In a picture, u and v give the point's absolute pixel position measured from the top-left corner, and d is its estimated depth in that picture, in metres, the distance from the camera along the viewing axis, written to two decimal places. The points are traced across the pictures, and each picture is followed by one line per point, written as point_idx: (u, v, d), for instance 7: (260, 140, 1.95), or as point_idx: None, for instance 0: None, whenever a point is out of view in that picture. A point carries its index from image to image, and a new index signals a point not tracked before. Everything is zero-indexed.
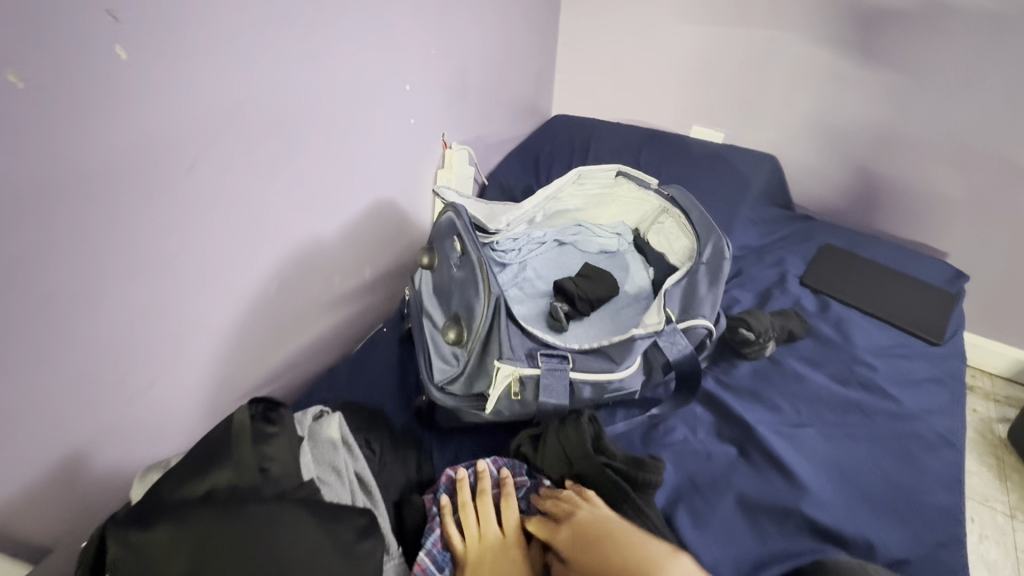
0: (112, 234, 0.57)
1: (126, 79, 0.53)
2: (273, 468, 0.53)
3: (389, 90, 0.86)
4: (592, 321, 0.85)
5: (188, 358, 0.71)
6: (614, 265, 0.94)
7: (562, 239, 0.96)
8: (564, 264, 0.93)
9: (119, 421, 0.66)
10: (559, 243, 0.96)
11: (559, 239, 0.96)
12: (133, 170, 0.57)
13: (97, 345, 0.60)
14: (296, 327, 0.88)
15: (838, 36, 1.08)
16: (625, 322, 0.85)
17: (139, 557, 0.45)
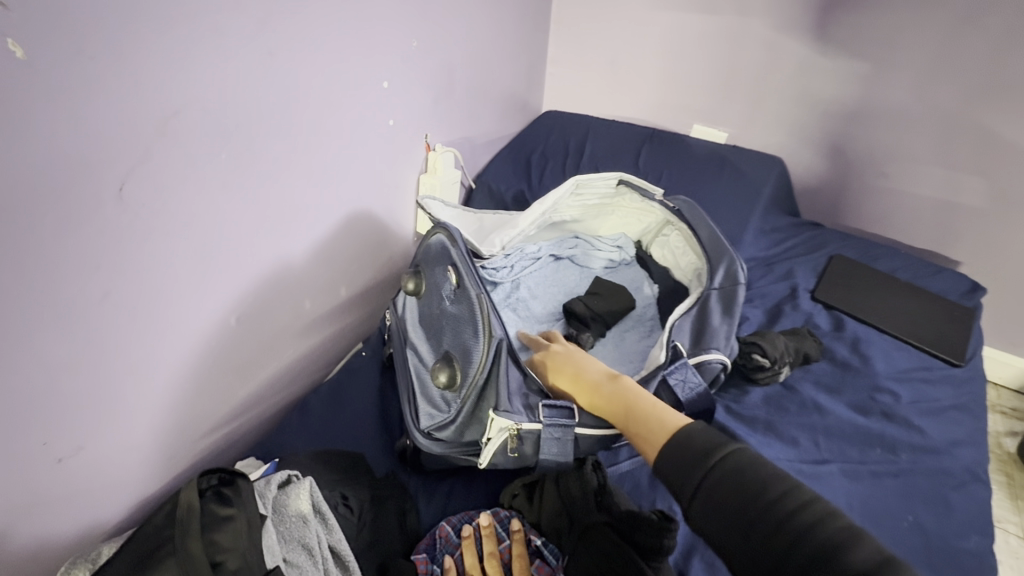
0: (19, 272, 0.47)
1: (37, 84, 0.43)
2: (227, 561, 0.45)
3: (365, 89, 0.77)
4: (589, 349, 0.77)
5: (133, 404, 0.62)
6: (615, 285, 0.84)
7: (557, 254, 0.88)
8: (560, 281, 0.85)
9: (47, 485, 0.56)
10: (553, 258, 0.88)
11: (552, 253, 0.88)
12: (45, 195, 0.46)
13: (10, 402, 0.50)
14: (264, 357, 0.79)
15: (843, 39, 1.05)
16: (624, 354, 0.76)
17: None
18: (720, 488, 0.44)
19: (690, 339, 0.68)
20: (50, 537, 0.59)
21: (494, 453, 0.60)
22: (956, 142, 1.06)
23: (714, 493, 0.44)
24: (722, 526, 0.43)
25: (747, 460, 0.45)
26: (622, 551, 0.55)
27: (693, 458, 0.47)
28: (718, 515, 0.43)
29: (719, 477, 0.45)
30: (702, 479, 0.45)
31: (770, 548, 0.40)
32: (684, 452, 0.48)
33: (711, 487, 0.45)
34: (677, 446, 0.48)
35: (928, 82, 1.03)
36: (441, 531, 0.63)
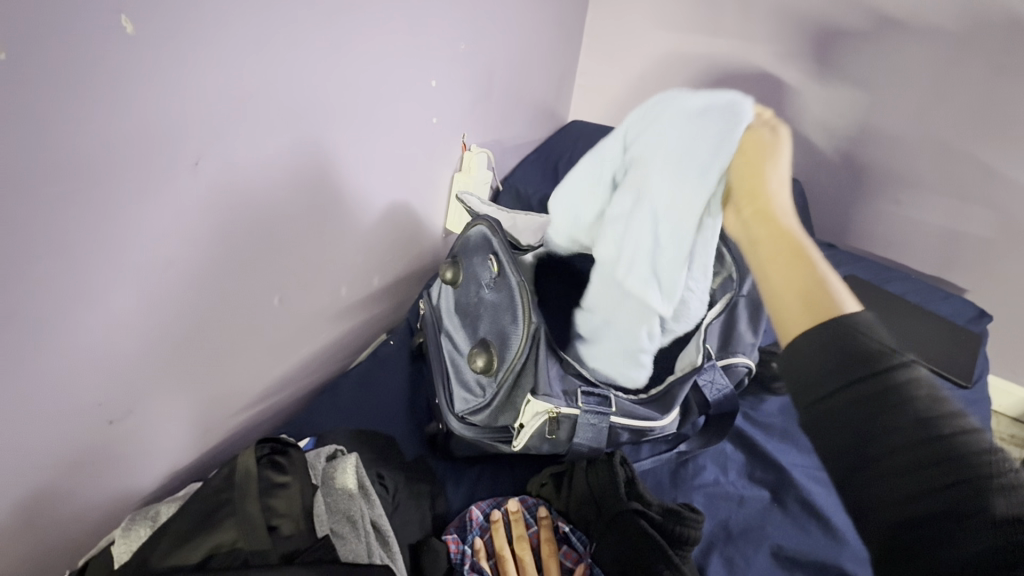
0: (96, 237, 0.49)
1: (134, 60, 0.46)
2: (284, 526, 0.46)
3: (411, 86, 0.79)
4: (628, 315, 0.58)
5: (178, 375, 0.64)
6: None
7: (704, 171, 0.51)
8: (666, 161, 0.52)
9: (98, 447, 0.58)
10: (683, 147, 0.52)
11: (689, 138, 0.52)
12: (128, 167, 0.49)
13: (71, 364, 0.52)
14: (300, 339, 0.81)
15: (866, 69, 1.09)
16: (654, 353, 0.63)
17: None
18: (885, 396, 0.37)
19: (719, 343, 0.71)
20: (95, 499, 0.61)
21: (530, 436, 0.63)
22: (972, 175, 1.09)
23: (864, 404, 0.38)
24: (851, 446, 0.38)
25: (923, 385, 0.38)
26: (653, 541, 0.57)
27: (856, 355, 0.39)
28: (872, 422, 0.37)
29: (887, 385, 0.37)
30: (862, 377, 0.38)
31: (924, 475, 0.35)
32: (840, 344, 0.39)
33: (866, 395, 0.38)
34: (849, 334, 0.39)
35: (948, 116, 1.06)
36: (470, 514, 0.64)
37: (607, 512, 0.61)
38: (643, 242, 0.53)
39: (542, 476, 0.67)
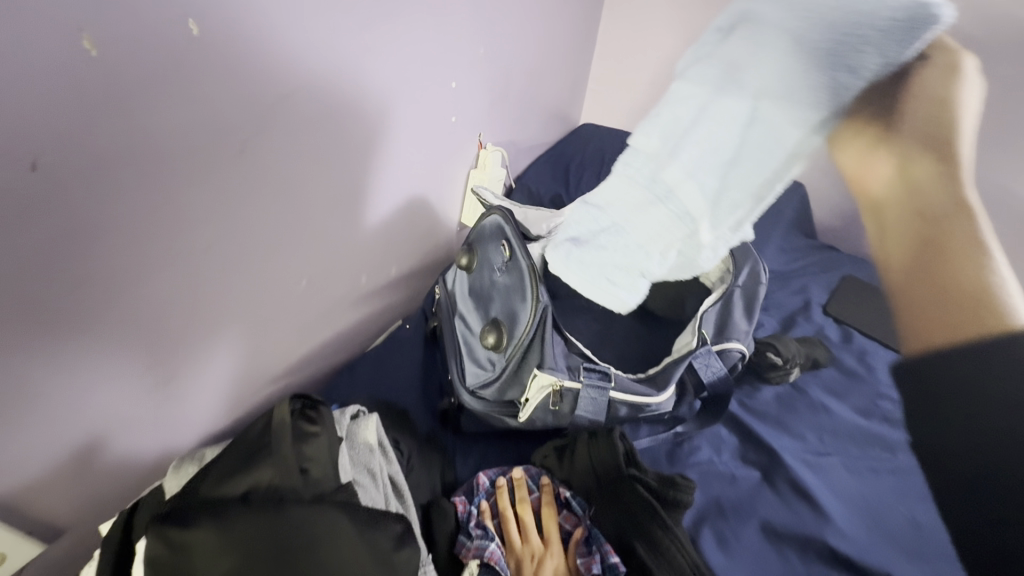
0: (155, 211, 0.56)
1: (195, 58, 0.52)
2: (314, 469, 0.52)
3: (432, 87, 0.85)
4: (648, 223, 0.56)
5: (215, 343, 0.70)
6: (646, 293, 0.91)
7: (856, 67, 0.39)
8: (807, 44, 0.41)
9: (144, 404, 0.65)
10: (838, 26, 0.40)
11: (853, 13, 0.39)
12: (185, 151, 0.55)
13: (127, 324, 0.58)
14: (323, 319, 0.87)
15: None
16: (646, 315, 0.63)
17: (180, 559, 0.43)
18: None
19: (714, 330, 0.76)
20: (139, 452, 0.67)
21: (534, 408, 0.69)
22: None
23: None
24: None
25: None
26: (648, 505, 0.63)
27: None
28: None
29: None
30: None
31: None
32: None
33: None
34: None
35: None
36: (478, 480, 0.69)
37: (607, 481, 0.66)
38: (723, 143, 0.48)
39: (549, 446, 0.72)
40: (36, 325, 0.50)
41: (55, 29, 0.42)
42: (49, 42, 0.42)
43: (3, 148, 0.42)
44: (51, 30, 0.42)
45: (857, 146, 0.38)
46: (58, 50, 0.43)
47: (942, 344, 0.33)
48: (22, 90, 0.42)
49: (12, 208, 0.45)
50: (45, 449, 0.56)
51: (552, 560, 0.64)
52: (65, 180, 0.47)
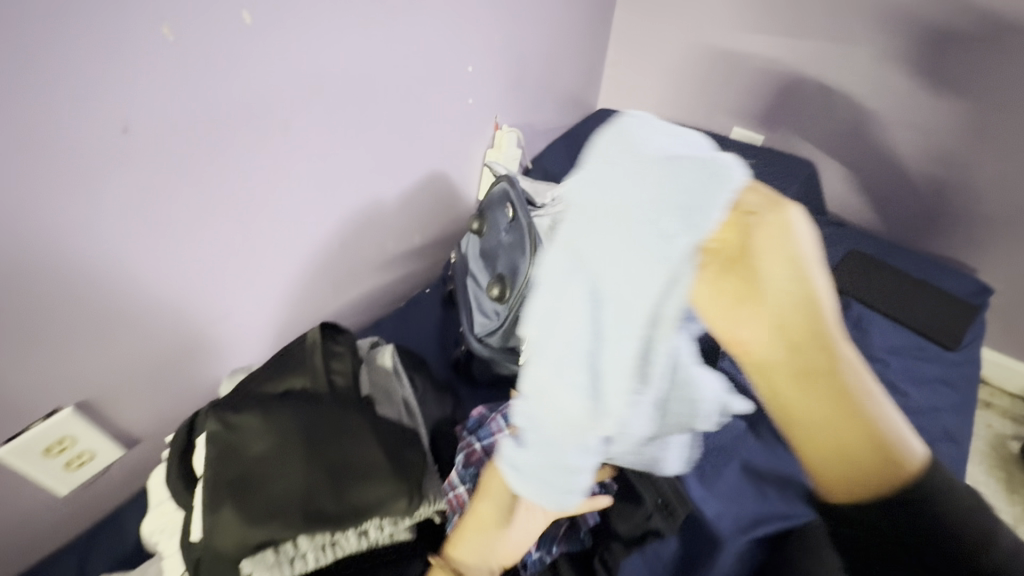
0: (214, 170, 0.67)
1: (247, 42, 0.63)
2: (339, 380, 0.62)
3: (450, 71, 0.94)
4: (563, 400, 0.40)
5: (260, 291, 0.82)
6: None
7: (686, 221, 0.38)
8: (635, 212, 0.39)
9: (202, 338, 0.77)
10: (658, 192, 0.39)
11: (678, 180, 0.39)
12: (238, 121, 0.67)
13: (191, 267, 0.70)
14: (352, 279, 0.98)
15: None
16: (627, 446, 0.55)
17: (232, 435, 0.54)
18: (926, 514, 0.41)
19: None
20: (198, 380, 0.79)
21: None
22: (986, 159, 1.12)
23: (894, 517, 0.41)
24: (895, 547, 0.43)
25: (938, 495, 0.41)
26: None
27: (917, 466, 0.41)
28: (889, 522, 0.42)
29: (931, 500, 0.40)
30: (911, 499, 0.40)
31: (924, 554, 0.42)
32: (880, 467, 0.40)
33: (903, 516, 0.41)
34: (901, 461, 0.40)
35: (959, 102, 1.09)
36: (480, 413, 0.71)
37: None
38: (569, 320, 0.40)
39: None
40: (123, 261, 0.63)
41: (141, 19, 0.53)
42: (137, 29, 0.53)
43: (102, 113, 0.54)
44: (138, 20, 0.53)
45: (713, 281, 0.39)
46: (143, 35, 0.54)
47: (854, 483, 0.41)
48: (117, 67, 0.53)
49: (107, 162, 0.56)
50: (126, 368, 0.69)
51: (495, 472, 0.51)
52: (148, 141, 0.59)
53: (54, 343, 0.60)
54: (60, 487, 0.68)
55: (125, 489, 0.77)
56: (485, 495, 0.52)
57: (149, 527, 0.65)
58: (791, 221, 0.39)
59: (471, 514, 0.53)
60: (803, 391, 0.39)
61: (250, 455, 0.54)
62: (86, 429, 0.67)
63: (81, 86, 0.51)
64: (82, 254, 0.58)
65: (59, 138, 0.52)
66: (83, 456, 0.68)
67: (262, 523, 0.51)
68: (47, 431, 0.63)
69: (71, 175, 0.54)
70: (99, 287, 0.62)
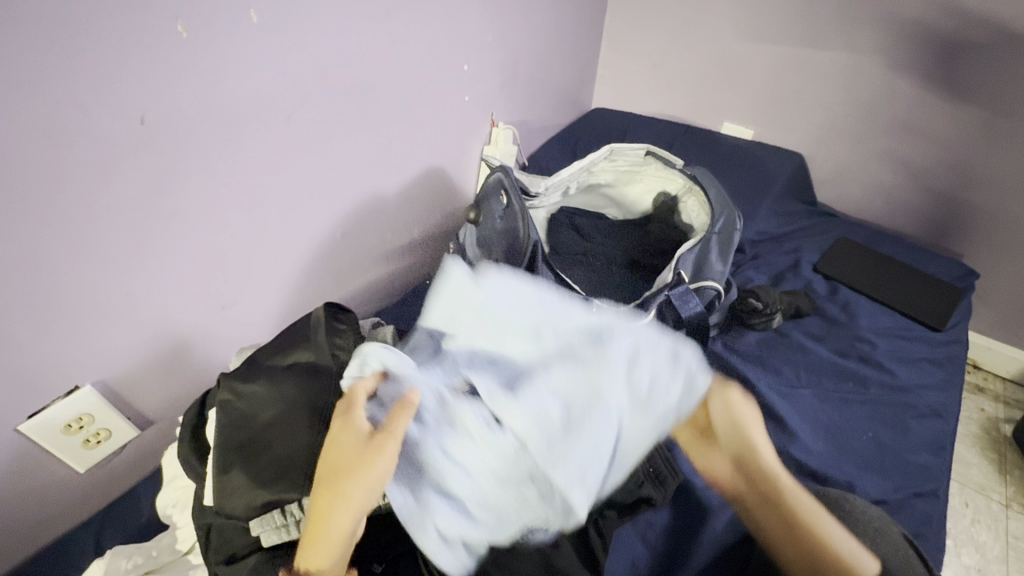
0: (224, 161, 0.71)
1: (256, 39, 0.67)
2: (343, 355, 0.64)
3: (448, 70, 0.99)
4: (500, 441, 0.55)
5: (267, 278, 0.86)
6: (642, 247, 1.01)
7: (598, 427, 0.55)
8: (550, 419, 0.54)
9: (212, 323, 0.80)
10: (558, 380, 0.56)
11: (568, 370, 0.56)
12: (247, 114, 0.71)
13: (202, 253, 0.74)
14: (355, 270, 1.02)
15: None
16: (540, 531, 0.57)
17: (241, 403, 0.59)
18: None
19: (691, 273, 0.85)
20: (208, 364, 0.83)
21: None
22: (974, 147, 1.14)
23: None
24: None
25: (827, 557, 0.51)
26: None
27: None
28: None
29: None
30: None
31: None
32: None
33: None
34: None
35: (941, 92, 1.13)
36: None
37: None
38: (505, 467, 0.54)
39: None
40: (139, 245, 0.66)
41: (160, 16, 0.58)
42: (155, 25, 0.57)
43: (123, 104, 0.58)
44: (157, 17, 0.57)
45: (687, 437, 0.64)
46: (161, 31, 0.58)
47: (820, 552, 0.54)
48: (137, 61, 0.57)
49: (127, 150, 0.60)
50: (141, 349, 0.72)
51: (340, 428, 0.54)
52: (162, 131, 0.63)
53: (76, 323, 0.64)
54: (78, 463, 0.71)
55: (139, 469, 0.80)
56: (325, 461, 0.52)
57: (163, 501, 0.68)
58: (733, 397, 0.65)
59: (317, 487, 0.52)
60: (792, 536, 0.57)
61: (258, 421, 0.58)
62: (103, 408, 0.70)
63: (104, 78, 0.56)
64: (102, 238, 0.62)
65: (83, 127, 0.56)
66: (101, 434, 0.71)
67: (267, 484, 0.54)
68: (68, 407, 0.66)
69: (92, 161, 0.58)
70: (116, 271, 0.65)
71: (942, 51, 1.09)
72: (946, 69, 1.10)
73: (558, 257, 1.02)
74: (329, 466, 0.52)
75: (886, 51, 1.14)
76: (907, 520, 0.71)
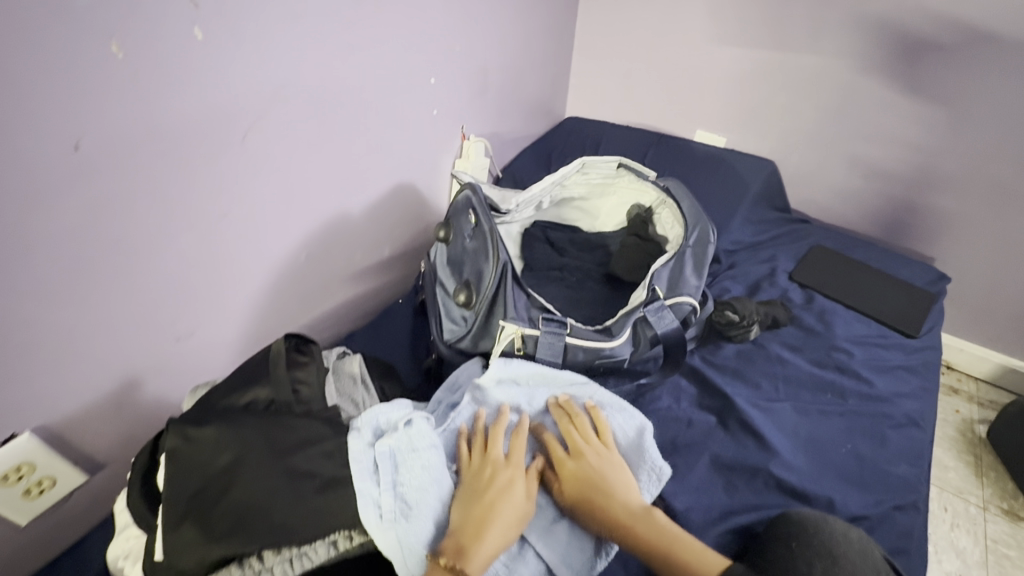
0: (173, 187, 0.67)
1: (201, 56, 0.64)
2: (304, 391, 0.61)
3: (413, 83, 0.96)
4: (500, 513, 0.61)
5: (227, 305, 0.81)
6: (617, 262, 1.00)
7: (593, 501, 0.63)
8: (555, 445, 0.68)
9: (167, 356, 0.76)
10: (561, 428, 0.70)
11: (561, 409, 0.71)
12: (195, 135, 0.67)
13: (152, 283, 0.70)
14: (322, 292, 0.98)
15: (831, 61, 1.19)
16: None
17: (192, 449, 0.53)
18: None
19: (666, 288, 0.83)
20: (164, 399, 0.78)
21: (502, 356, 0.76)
22: (940, 150, 1.17)
23: None
24: None
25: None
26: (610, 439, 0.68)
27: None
28: None
29: None
30: None
31: None
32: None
33: None
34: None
35: (907, 97, 1.14)
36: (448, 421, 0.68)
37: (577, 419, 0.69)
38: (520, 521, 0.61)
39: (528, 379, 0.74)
40: (79, 279, 0.62)
41: (90, 35, 0.54)
42: (86, 45, 0.54)
43: (53, 131, 0.54)
44: (88, 37, 0.53)
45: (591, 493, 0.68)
46: (93, 51, 0.54)
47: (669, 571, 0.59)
48: (67, 85, 0.53)
49: (59, 180, 0.56)
50: (87, 389, 0.68)
51: (514, 469, 0.62)
52: (98, 158, 0.58)
53: (9, 366, 0.59)
54: (17, 516, 0.66)
55: (89, 516, 0.75)
56: (496, 490, 0.59)
57: (112, 554, 0.63)
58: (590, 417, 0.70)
59: (477, 505, 0.57)
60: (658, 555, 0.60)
61: (211, 468, 0.53)
62: (44, 455, 0.65)
63: (28, 104, 0.51)
64: (36, 274, 0.58)
65: (7, 156, 0.52)
66: (43, 482, 0.66)
67: (222, 538, 0.50)
68: (1, 458, 0.61)
69: (19, 192, 0.54)
70: (54, 308, 0.61)
71: (903, 58, 1.11)
72: (910, 75, 1.12)
73: (532, 274, 1.00)
74: (505, 492, 0.59)
75: (852, 58, 1.15)
76: (888, 536, 0.70)
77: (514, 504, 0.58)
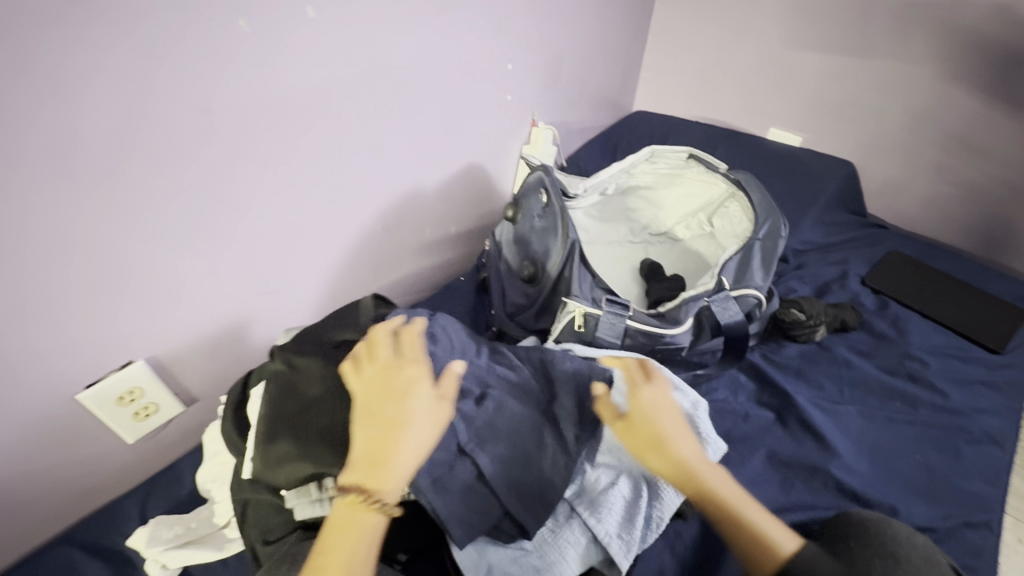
0: (278, 151, 0.72)
1: (310, 32, 0.68)
2: None
3: (494, 70, 1.00)
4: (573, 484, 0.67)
5: (310, 266, 0.87)
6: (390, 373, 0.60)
7: None
8: None
9: (257, 307, 0.83)
10: None
11: None
12: (297, 106, 0.71)
13: (248, 239, 0.75)
14: (395, 262, 1.04)
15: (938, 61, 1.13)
16: (563, 545, 0.60)
17: (292, 375, 0.63)
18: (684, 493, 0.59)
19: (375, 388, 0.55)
20: (250, 346, 0.85)
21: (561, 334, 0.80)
22: None
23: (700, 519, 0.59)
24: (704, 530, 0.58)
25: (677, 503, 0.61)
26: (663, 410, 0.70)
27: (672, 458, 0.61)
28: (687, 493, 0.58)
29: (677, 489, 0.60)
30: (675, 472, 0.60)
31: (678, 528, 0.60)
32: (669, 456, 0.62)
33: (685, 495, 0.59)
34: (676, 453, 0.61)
35: (1003, 105, 1.10)
36: None
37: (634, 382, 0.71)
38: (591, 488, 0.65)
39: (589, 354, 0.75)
40: (188, 232, 0.67)
41: (223, 8, 0.58)
42: (217, 16, 0.58)
43: (183, 91, 0.59)
44: (221, 10, 0.58)
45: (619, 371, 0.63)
46: (223, 22, 0.59)
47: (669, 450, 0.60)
48: (196, 48, 0.58)
49: (184, 134, 0.61)
50: (188, 331, 0.75)
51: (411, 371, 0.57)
52: (219, 120, 0.63)
53: (126, 303, 0.65)
54: (127, 434, 0.74)
55: (183, 443, 0.84)
56: (393, 400, 0.54)
57: (200, 478, 0.72)
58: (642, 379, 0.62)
59: (376, 420, 0.53)
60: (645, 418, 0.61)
61: (301, 395, 0.62)
62: (151, 382, 0.73)
63: (160, 66, 0.56)
64: (151, 220, 0.63)
65: (147, 111, 0.56)
66: (149, 408, 0.74)
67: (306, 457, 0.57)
68: (122, 379, 0.69)
69: (149, 146, 0.58)
70: (165, 257, 0.66)
71: (1006, 60, 1.07)
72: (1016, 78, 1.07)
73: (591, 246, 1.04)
74: (401, 394, 0.54)
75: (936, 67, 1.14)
76: (957, 551, 0.66)
77: (398, 405, 0.53)
